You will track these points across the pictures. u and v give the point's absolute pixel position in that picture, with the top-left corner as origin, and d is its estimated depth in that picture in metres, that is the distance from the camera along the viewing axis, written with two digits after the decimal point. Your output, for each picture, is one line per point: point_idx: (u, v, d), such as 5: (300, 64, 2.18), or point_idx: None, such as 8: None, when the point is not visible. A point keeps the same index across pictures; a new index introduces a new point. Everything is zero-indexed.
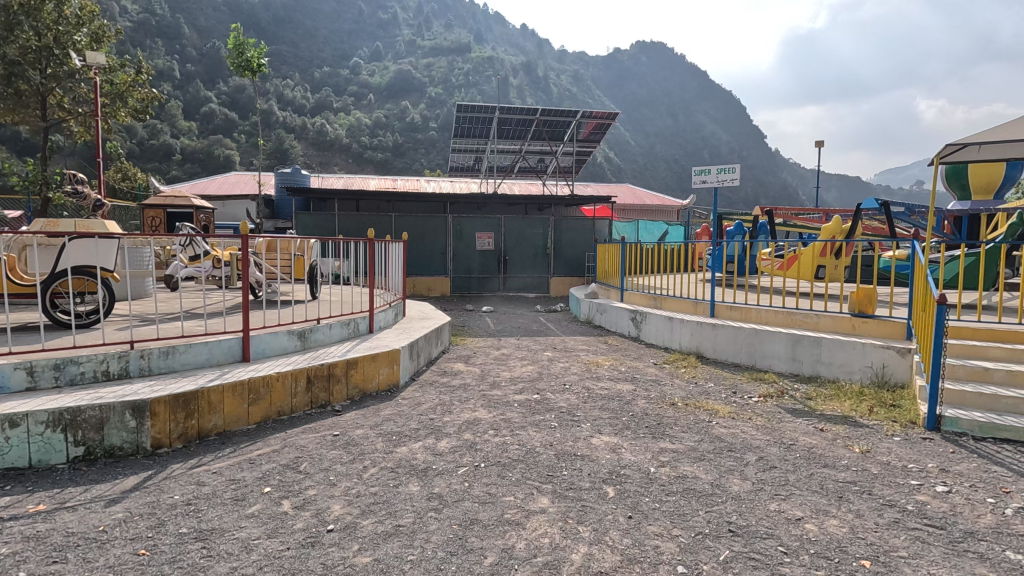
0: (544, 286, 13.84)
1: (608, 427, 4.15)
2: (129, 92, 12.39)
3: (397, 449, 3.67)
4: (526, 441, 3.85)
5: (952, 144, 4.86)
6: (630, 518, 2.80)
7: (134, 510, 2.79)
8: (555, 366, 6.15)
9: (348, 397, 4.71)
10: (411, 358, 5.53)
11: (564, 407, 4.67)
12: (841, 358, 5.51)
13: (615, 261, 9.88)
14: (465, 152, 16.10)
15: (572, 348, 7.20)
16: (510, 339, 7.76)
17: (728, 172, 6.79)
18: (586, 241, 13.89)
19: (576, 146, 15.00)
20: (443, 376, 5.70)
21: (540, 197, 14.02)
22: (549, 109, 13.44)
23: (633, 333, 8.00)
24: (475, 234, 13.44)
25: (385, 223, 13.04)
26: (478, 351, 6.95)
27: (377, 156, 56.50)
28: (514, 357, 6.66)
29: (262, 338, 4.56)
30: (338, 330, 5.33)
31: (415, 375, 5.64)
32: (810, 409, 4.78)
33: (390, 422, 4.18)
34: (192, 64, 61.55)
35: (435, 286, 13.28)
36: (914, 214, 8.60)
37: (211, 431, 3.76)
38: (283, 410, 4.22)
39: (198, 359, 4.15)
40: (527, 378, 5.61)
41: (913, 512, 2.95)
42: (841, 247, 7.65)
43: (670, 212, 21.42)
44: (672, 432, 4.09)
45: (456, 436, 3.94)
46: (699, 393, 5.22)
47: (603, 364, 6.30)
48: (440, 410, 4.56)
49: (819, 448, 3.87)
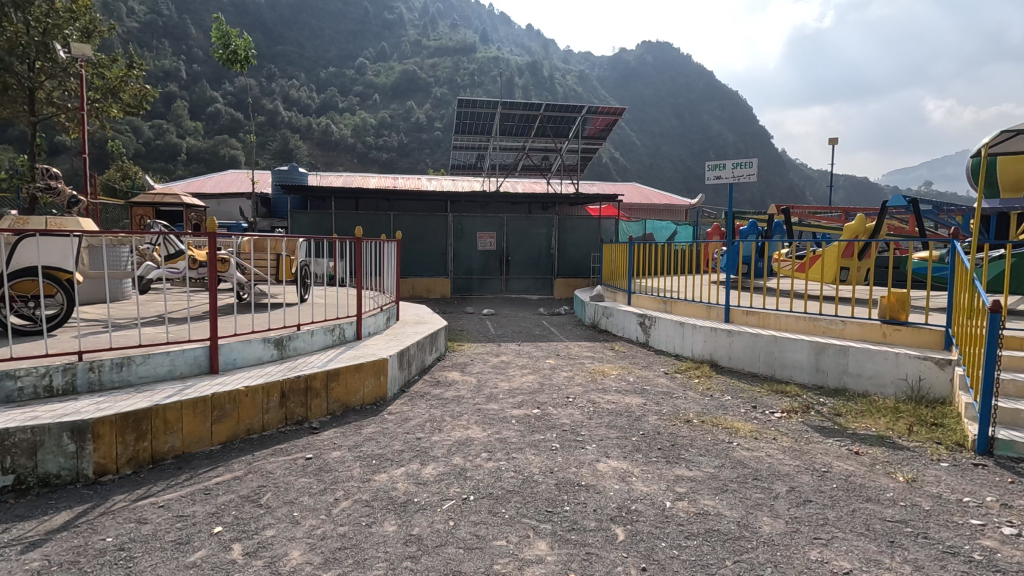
0: (548, 288, 13.39)
1: (615, 450, 3.69)
2: (123, 87, 11.98)
3: (375, 477, 3.22)
4: (524, 467, 3.39)
5: (1006, 131, 4.32)
6: (643, 571, 2.34)
7: (53, 557, 2.36)
8: (557, 376, 5.69)
9: (329, 411, 4.28)
10: (401, 368, 5.09)
11: (567, 424, 4.20)
12: (871, 370, 5.02)
13: (621, 262, 9.40)
14: (466, 150, 15.63)
15: (576, 355, 6.73)
16: (511, 345, 7.29)
17: (744, 166, 6.34)
18: (592, 241, 13.43)
19: (581, 143, 14.50)
20: (436, 387, 5.25)
21: (544, 196, 13.57)
22: (554, 104, 12.92)
23: (642, 339, 7.53)
24: (476, 234, 13.00)
25: (383, 222, 12.62)
26: (476, 358, 6.49)
27: (382, 156, 56.20)
28: (514, 365, 6.20)
29: (232, 346, 4.12)
30: (321, 337, 4.90)
31: (406, 386, 5.19)
32: (840, 427, 4.29)
33: (371, 443, 3.73)
34: (199, 65, 61.65)
35: (435, 288, 12.80)
36: (943, 212, 8.04)
37: (166, 454, 3.33)
38: (253, 428, 3.78)
39: (158, 371, 3.72)
40: (527, 389, 5.15)
41: (981, 562, 2.47)
42: (865, 247, 7.12)
43: (677, 211, 20.87)
44: (689, 455, 3.64)
45: (444, 460, 3.48)
46: (716, 408, 4.75)
47: (609, 374, 5.84)
48: (429, 428, 4.10)
49: (857, 476, 3.39)
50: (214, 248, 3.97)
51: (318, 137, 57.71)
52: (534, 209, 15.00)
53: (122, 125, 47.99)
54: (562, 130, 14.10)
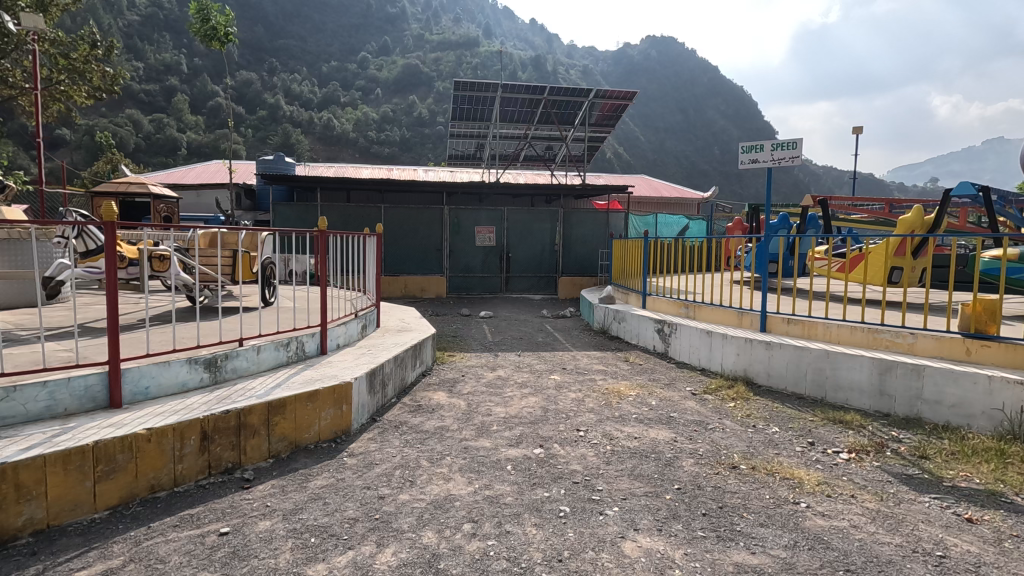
0: (551, 287, 12.40)
1: (647, 519, 2.72)
2: (88, 69, 10.95)
3: (308, 570, 2.25)
4: (521, 550, 2.41)
5: None
6: None
7: None
8: (565, 398, 4.71)
9: (272, 454, 3.33)
10: (371, 392, 4.12)
11: (577, 473, 3.23)
12: (953, 397, 4.05)
13: (635, 259, 8.40)
14: (464, 139, 14.60)
15: (586, 370, 5.75)
16: (509, 356, 6.31)
17: (787, 147, 5.35)
18: (599, 237, 12.45)
19: (589, 132, 13.48)
20: (415, 414, 4.27)
21: (548, 188, 12.59)
22: (559, 87, 11.91)
23: (661, 349, 6.57)
24: (474, 228, 12.03)
25: (373, 215, 11.67)
26: (468, 374, 5.52)
27: (384, 150, 55.05)
28: (513, 383, 5.23)
29: (144, 371, 3.15)
30: (272, 354, 3.94)
31: (377, 413, 4.23)
32: (933, 477, 3.31)
33: (315, 509, 2.76)
34: (201, 58, 60.84)
35: (429, 287, 11.82)
36: (1008, 204, 6.97)
37: (22, 530, 2.39)
38: (161, 483, 2.83)
39: (33, 408, 2.77)
40: (528, 418, 4.18)
41: None
42: (922, 243, 6.09)
43: (689, 205, 19.70)
44: (748, 528, 2.66)
45: (410, 538, 2.50)
46: (765, 446, 3.77)
47: (626, 395, 4.87)
48: (398, 479, 3.12)
49: (989, 565, 2.41)
50: (113, 242, 2.98)
51: (319, 132, 56.69)
52: (537, 203, 14.00)
53: (120, 118, 47.23)
54: (568, 116, 13.07)
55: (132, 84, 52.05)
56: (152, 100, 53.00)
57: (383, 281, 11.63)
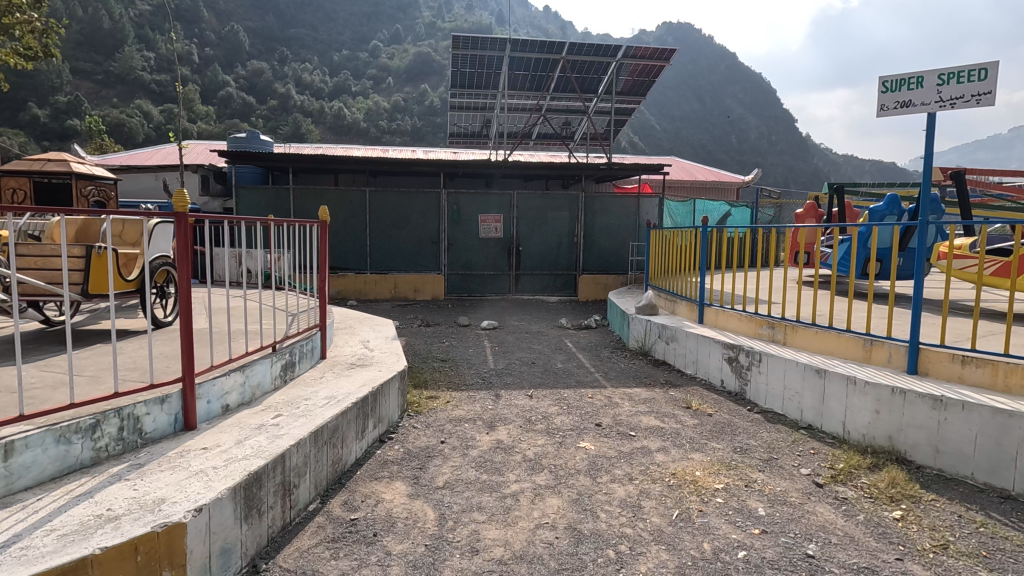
0: (569, 287, 10.41)
1: None
2: (16, 24, 8.67)
3: None
4: None
5: None
6: None
7: None
8: (609, 506, 2.74)
9: None
10: (250, 519, 2.20)
11: None
12: None
13: (680, 257, 6.37)
14: (469, 112, 12.55)
15: (633, 429, 3.80)
16: (517, 400, 4.37)
17: (969, 78, 3.22)
18: (625, 226, 10.41)
19: (614, 101, 11.35)
20: (333, 553, 2.33)
21: (566, 168, 10.54)
22: (579, 44, 9.83)
23: (734, 387, 4.59)
24: (477, 216, 10.05)
25: (356, 200, 9.75)
26: (453, 438, 3.57)
27: (397, 138, 52.57)
28: (521, 459, 3.28)
29: None
30: (43, 456, 2.01)
31: (269, 548, 2.32)
32: None
33: None
34: (212, 48, 59.38)
35: (424, 287, 9.91)
36: None
37: None
38: None
39: None
40: (542, 568, 2.22)
41: None
42: None
43: (727, 190, 17.43)
44: None
45: None
46: None
47: (710, 493, 2.90)
48: None
49: None
50: None
51: (331, 121, 54.24)
52: (552, 187, 12.03)
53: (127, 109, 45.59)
54: (590, 82, 10.97)
55: (142, 74, 50.50)
56: (162, 90, 51.12)
57: (369, 280, 9.76)
